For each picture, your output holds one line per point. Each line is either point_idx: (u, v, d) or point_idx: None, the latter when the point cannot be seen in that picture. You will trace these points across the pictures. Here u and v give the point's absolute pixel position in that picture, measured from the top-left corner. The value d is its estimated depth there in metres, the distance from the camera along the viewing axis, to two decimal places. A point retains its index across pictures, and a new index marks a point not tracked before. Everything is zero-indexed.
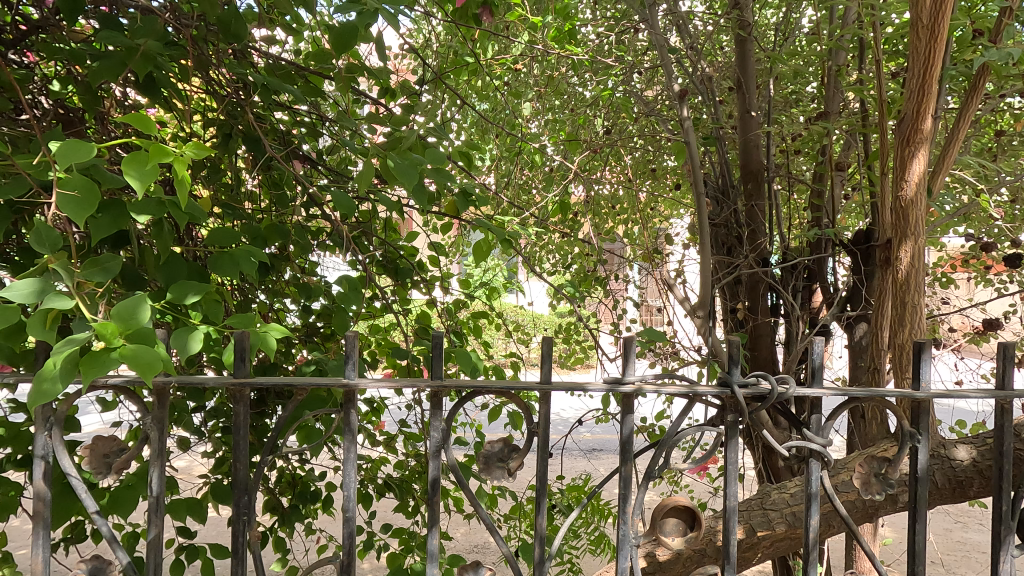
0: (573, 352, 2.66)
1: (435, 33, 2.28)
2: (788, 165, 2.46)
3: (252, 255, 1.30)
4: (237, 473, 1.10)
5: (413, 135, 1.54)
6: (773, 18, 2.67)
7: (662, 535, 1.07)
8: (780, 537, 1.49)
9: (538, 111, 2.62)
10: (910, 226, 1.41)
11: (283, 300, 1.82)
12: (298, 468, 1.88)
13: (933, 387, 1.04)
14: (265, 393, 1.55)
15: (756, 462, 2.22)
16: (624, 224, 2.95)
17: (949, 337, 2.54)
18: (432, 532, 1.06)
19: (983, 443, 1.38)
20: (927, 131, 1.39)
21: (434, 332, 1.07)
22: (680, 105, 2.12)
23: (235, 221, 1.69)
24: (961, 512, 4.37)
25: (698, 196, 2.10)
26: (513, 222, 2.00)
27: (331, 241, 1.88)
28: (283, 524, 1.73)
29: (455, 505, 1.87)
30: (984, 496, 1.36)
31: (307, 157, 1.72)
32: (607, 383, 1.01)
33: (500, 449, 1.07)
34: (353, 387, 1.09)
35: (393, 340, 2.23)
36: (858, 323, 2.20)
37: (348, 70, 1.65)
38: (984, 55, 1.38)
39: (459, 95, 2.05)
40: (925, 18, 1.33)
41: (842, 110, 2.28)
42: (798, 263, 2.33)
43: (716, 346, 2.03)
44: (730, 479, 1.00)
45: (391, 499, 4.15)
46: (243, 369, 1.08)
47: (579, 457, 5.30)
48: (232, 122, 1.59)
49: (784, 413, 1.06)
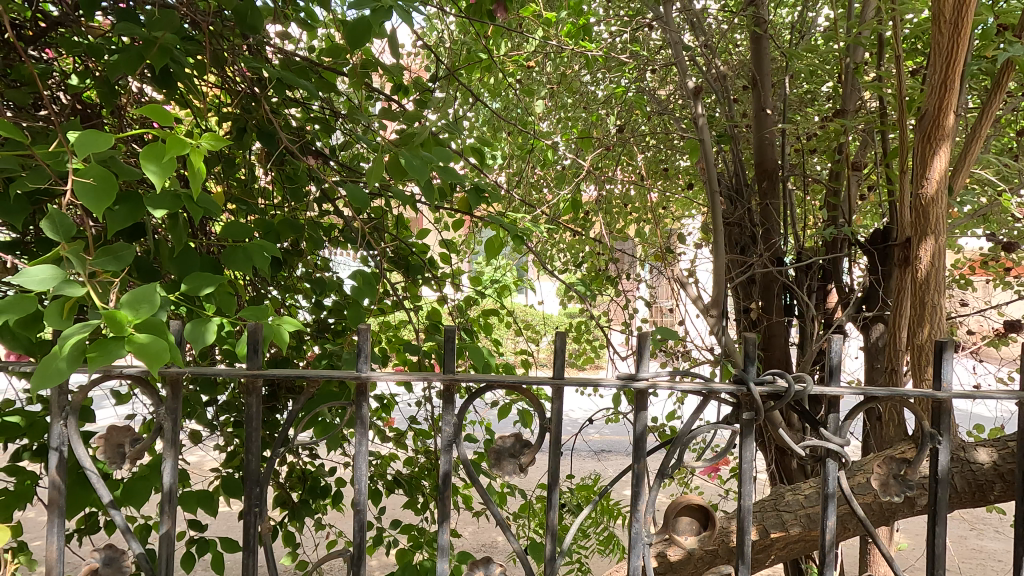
0: (584, 351, 2.64)
1: (448, 31, 2.28)
2: (803, 164, 2.42)
3: (265, 250, 1.30)
4: (249, 466, 1.10)
5: (426, 131, 1.53)
6: (789, 16, 2.63)
7: (675, 534, 1.05)
8: (794, 539, 1.47)
9: (550, 109, 2.61)
10: (930, 224, 1.38)
11: (295, 295, 1.82)
12: (308, 463, 1.87)
13: (954, 388, 1.02)
14: (276, 387, 1.56)
15: (769, 464, 2.20)
16: (636, 224, 2.93)
17: (968, 339, 2.49)
18: (442, 528, 1.05)
19: (1005, 447, 1.35)
20: (949, 128, 1.36)
21: (447, 326, 1.06)
22: (694, 102, 2.10)
23: (248, 216, 1.70)
24: (976, 518, 4.30)
25: (712, 194, 2.07)
26: (525, 219, 1.99)
27: (344, 237, 1.88)
28: (294, 518, 1.74)
29: (464, 502, 1.86)
30: (1005, 501, 1.33)
31: (319, 152, 1.72)
32: (621, 380, 0.99)
33: (511, 445, 1.06)
34: (364, 381, 1.08)
35: (404, 337, 2.23)
36: (875, 324, 2.17)
37: (362, 66, 1.65)
38: (1010, 50, 1.35)
39: (471, 93, 2.04)
40: (947, 13, 1.30)
41: (859, 108, 2.25)
42: (813, 263, 2.29)
43: (729, 346, 2.01)
44: (745, 479, 0.98)
45: (400, 497, 4.17)
46: (255, 360, 1.08)
47: (588, 458, 5.30)
48: (246, 116, 1.60)
49: (800, 412, 1.04)
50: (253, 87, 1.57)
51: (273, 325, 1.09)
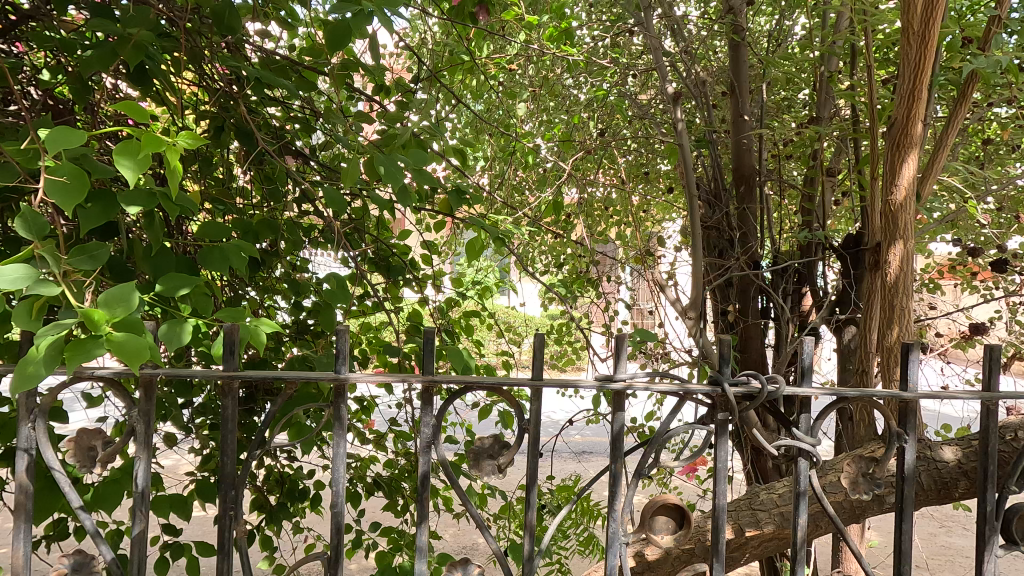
0: (565, 353, 2.66)
1: (431, 32, 2.27)
2: (779, 170, 2.47)
3: (242, 250, 1.28)
4: (224, 469, 1.08)
5: (407, 133, 1.53)
6: (767, 24, 2.68)
7: (651, 534, 1.07)
8: (768, 537, 1.50)
9: (533, 112, 2.62)
10: (899, 230, 1.43)
11: (273, 296, 1.81)
12: (286, 466, 1.85)
13: (920, 388, 1.05)
14: (254, 390, 1.54)
15: (745, 464, 2.23)
16: (617, 226, 2.96)
17: (936, 341, 2.57)
18: (421, 529, 1.05)
19: (970, 445, 1.39)
20: (917, 136, 1.40)
21: (426, 327, 1.05)
22: (674, 107, 2.13)
23: (227, 216, 1.68)
24: (945, 516, 4.43)
25: (692, 198, 2.11)
26: (506, 221, 2.00)
27: (324, 238, 1.86)
28: (271, 522, 1.72)
29: (444, 504, 1.86)
30: (969, 498, 1.37)
31: (299, 153, 1.71)
32: (600, 381, 1.00)
33: (490, 446, 1.06)
34: (343, 382, 1.07)
35: (384, 338, 2.22)
36: (847, 326, 2.22)
37: (343, 67, 1.65)
38: (974, 62, 1.41)
39: (453, 95, 2.04)
40: (915, 26, 1.34)
41: (833, 116, 2.30)
42: (788, 267, 2.34)
43: (707, 347, 2.04)
44: (721, 478, 0.99)
45: (381, 499, 4.15)
46: (232, 362, 1.06)
47: (568, 459, 5.33)
48: (224, 115, 1.58)
49: (773, 413, 1.06)
50: (232, 85, 1.55)
51: (250, 326, 1.08)
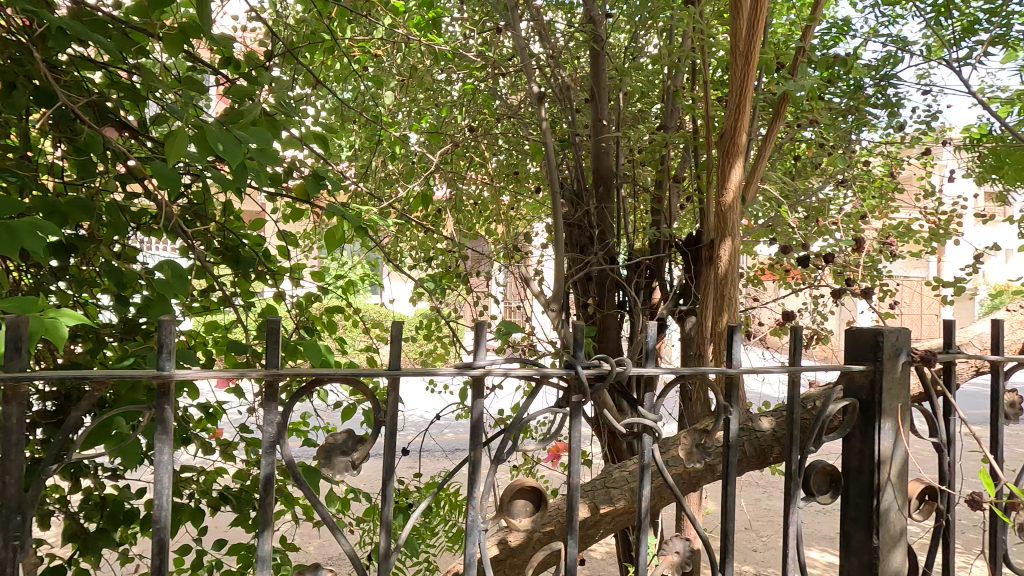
0: (435, 349, 2.63)
1: (289, 6, 2.11)
2: (634, 173, 2.67)
3: (39, 230, 1.07)
4: (8, 490, 0.90)
5: (257, 108, 1.39)
6: (624, 39, 2.89)
7: (510, 518, 1.07)
8: (619, 512, 1.60)
9: (402, 102, 2.56)
10: (729, 227, 1.60)
11: (89, 289, 1.55)
12: (106, 486, 1.60)
13: (743, 365, 1.19)
14: (60, 398, 1.30)
15: (603, 447, 2.38)
16: (487, 223, 3.00)
17: (760, 330, 2.95)
18: (263, 537, 0.96)
19: (782, 415, 1.61)
20: (743, 145, 1.58)
21: (271, 317, 0.96)
22: (540, 107, 2.20)
23: (22, 192, 1.40)
24: (768, 483, 5.11)
25: (555, 195, 2.19)
26: (371, 212, 1.92)
27: (156, 223, 1.63)
28: (84, 553, 1.46)
29: (301, 512, 1.73)
30: (781, 461, 1.59)
31: (123, 123, 1.48)
32: (459, 368, 0.98)
33: (344, 441, 0.99)
34: (168, 378, 0.93)
35: (233, 337, 2.01)
36: (689, 316, 2.46)
37: (178, 29, 1.46)
38: (785, 85, 1.63)
39: (314, 76, 1.91)
40: (741, 47, 1.52)
41: (678, 127, 2.54)
42: (641, 262, 2.54)
43: (569, 338, 2.13)
44: (575, 457, 1.03)
45: (234, 517, 3.78)
46: (18, 363, 0.88)
47: (441, 458, 5.29)
48: (18, 70, 1.31)
49: (622, 393, 1.13)
50: (29, 39, 1.32)
51: (46, 319, 0.90)
